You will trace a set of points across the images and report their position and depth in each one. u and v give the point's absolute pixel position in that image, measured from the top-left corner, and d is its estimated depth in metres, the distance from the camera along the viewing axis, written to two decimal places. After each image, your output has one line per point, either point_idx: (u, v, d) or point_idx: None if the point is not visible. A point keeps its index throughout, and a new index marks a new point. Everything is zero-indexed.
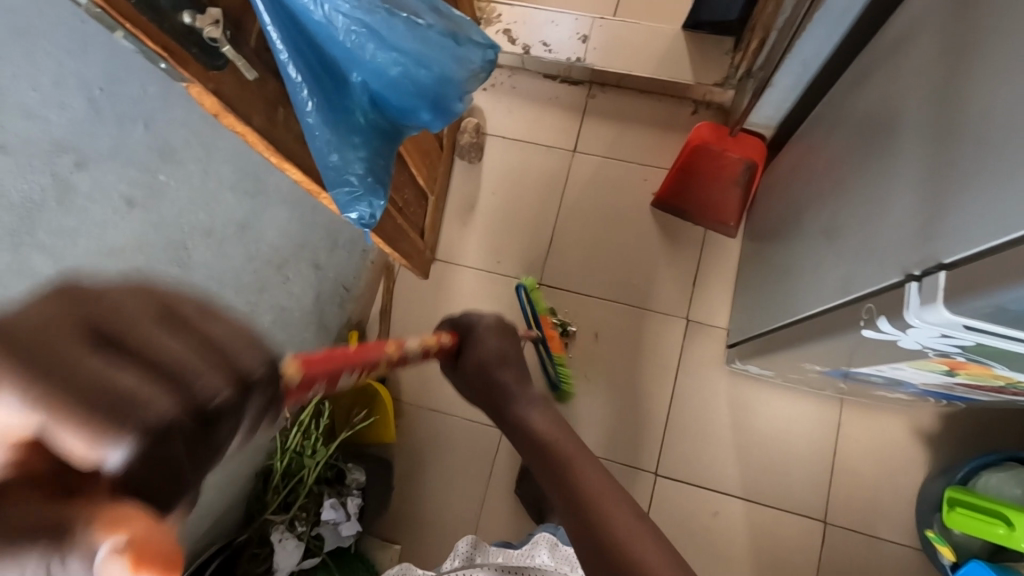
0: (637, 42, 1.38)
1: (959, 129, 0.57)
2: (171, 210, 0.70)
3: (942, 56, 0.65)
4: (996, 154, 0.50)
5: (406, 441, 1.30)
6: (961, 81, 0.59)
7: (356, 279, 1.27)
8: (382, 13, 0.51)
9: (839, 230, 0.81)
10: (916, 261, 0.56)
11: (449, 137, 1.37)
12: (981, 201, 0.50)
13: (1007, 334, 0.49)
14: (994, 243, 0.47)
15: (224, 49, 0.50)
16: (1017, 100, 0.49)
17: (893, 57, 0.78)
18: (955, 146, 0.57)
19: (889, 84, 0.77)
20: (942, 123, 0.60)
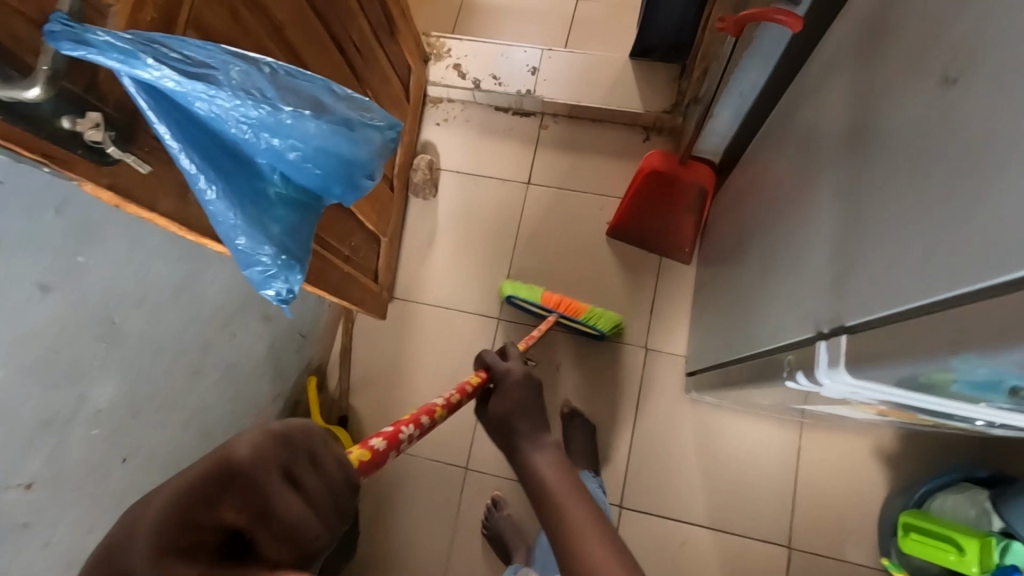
0: (586, 73, 1.39)
1: (858, 188, 0.57)
2: (93, 288, 0.69)
3: (849, 107, 0.65)
4: (886, 220, 0.50)
5: (372, 484, 1.28)
6: (863, 137, 0.59)
7: (313, 324, 1.26)
8: (265, 105, 0.52)
9: (775, 269, 0.81)
10: (827, 319, 0.56)
11: (402, 175, 1.35)
12: (874, 267, 0.50)
13: (917, 395, 0.48)
14: (880, 314, 0.47)
15: (110, 149, 0.49)
16: (899, 170, 0.50)
17: (813, 96, 0.79)
18: (858, 203, 0.56)
19: (810, 126, 0.78)
20: (856, 173, 0.59)
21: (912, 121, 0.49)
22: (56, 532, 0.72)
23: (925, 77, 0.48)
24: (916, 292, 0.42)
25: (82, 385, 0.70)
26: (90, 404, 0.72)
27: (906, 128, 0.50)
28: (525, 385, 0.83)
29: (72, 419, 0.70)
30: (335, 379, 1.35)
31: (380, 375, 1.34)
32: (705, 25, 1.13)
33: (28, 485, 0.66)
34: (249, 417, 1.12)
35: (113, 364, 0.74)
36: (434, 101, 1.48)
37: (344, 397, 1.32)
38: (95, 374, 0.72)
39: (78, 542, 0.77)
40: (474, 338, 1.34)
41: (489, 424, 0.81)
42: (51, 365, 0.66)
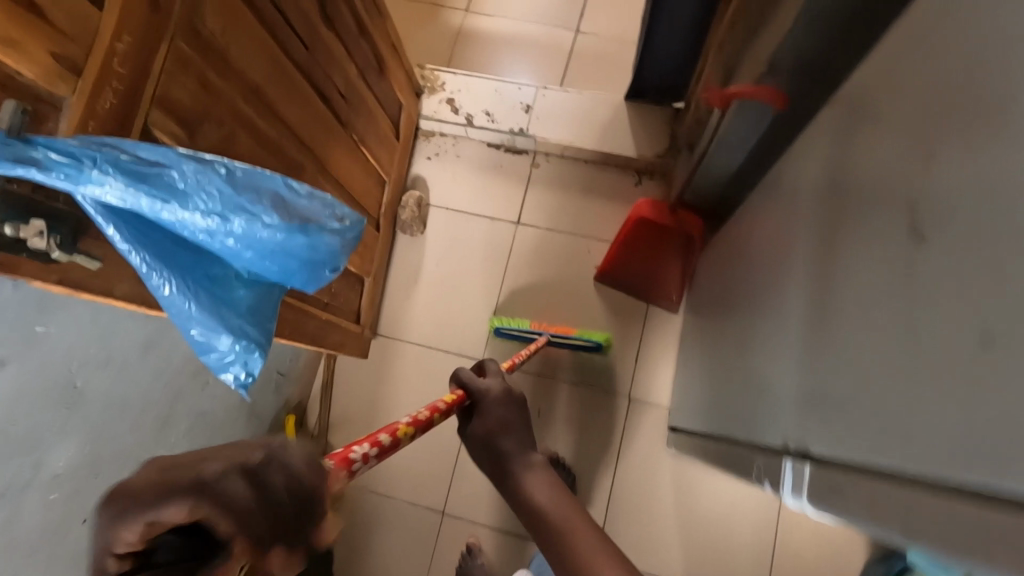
0: (580, 114, 1.38)
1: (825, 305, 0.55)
2: (53, 356, 0.67)
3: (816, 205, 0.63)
4: (844, 349, 0.49)
5: (347, 526, 1.27)
6: (825, 249, 0.57)
7: (292, 362, 1.24)
8: (216, 218, 0.51)
9: (750, 349, 0.80)
10: (794, 438, 0.55)
11: (389, 213, 1.33)
12: (835, 402, 0.48)
13: None
14: (839, 458, 0.46)
15: (56, 253, 0.47)
16: (854, 301, 0.49)
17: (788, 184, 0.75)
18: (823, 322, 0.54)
19: (786, 209, 0.76)
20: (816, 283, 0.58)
21: (863, 252, 0.48)
22: None
23: (877, 211, 0.46)
24: (875, 457, 0.40)
25: (38, 453, 0.69)
26: (47, 470, 0.71)
27: (869, 257, 0.48)
28: (508, 403, 0.64)
29: (28, 487, 0.69)
30: (315, 416, 1.33)
31: (360, 413, 1.32)
32: (700, 78, 1.12)
33: None
34: None
35: (73, 428, 0.73)
36: (426, 134, 1.47)
37: (322, 435, 1.31)
38: (53, 440, 0.70)
39: None
40: None
41: (473, 449, 0.61)
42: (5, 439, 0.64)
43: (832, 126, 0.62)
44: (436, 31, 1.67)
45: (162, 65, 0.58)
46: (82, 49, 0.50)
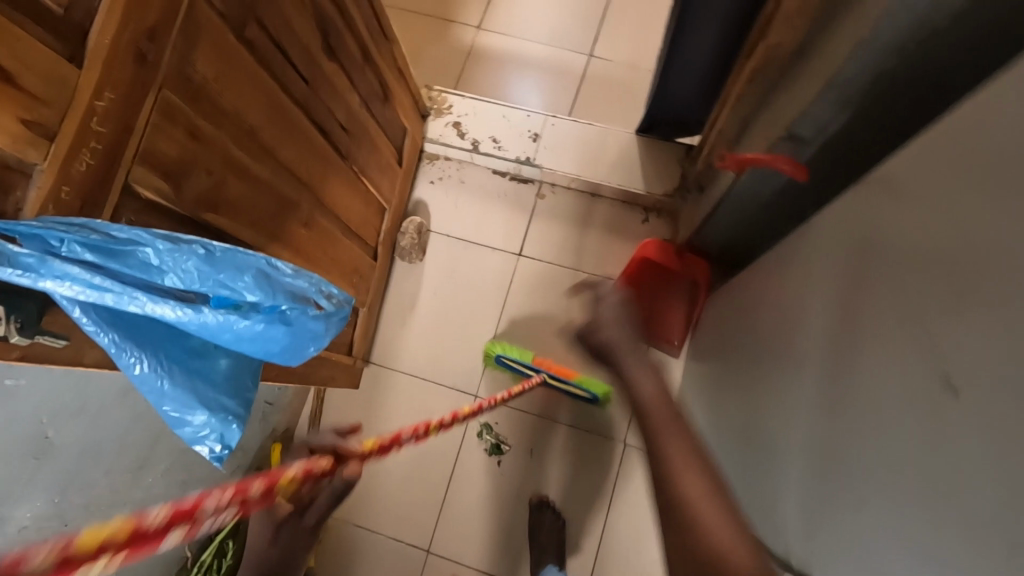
0: (589, 146, 1.35)
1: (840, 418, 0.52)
2: (23, 410, 0.64)
3: (831, 295, 0.60)
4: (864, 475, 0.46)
5: (328, 558, 1.24)
6: (841, 351, 0.54)
7: (280, 391, 1.21)
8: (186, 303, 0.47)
9: (749, 429, 0.77)
10: (795, 558, 0.54)
11: (388, 239, 1.29)
12: (852, 536, 0.45)
13: None
14: None
15: (15, 338, 0.43)
16: (872, 417, 0.46)
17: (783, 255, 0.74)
18: (836, 427, 0.51)
19: (797, 285, 0.73)
20: (829, 384, 0.54)
21: (888, 369, 0.44)
22: None
23: (910, 331, 0.43)
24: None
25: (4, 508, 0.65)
26: (12, 523, 0.67)
27: (894, 385, 0.44)
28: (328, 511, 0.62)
29: None
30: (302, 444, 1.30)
31: None
32: (715, 124, 1.08)
33: None
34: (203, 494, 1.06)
35: (40, 480, 0.69)
36: (430, 157, 1.43)
37: None
38: (19, 493, 0.67)
39: None
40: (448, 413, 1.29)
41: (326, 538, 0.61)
42: None
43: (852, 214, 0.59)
44: (446, 49, 1.63)
45: (147, 118, 0.54)
46: (59, 112, 0.46)
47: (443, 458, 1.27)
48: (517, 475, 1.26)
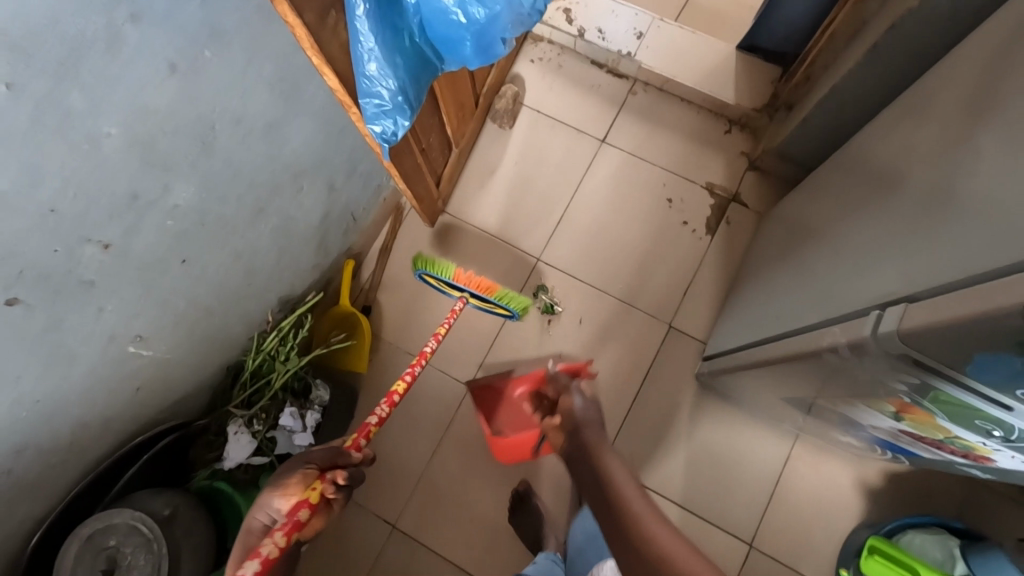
0: (690, 52, 1.38)
1: (953, 194, 0.59)
2: (207, 88, 0.72)
3: (959, 114, 0.66)
4: (987, 215, 0.52)
5: (377, 373, 1.34)
6: (967, 139, 0.62)
7: (365, 211, 1.28)
8: None
9: (811, 268, 0.86)
10: (887, 294, 0.60)
11: (489, 98, 1.39)
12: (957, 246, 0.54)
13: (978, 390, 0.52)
14: (996, 270, 0.47)
15: None
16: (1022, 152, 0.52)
17: (909, 105, 0.82)
18: (946, 210, 0.59)
19: (897, 141, 0.80)
20: (949, 174, 0.62)
21: None
22: (110, 303, 0.75)
23: None
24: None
25: (168, 177, 0.74)
26: (170, 197, 0.76)
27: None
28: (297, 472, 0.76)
29: (153, 204, 0.74)
30: (369, 270, 1.39)
31: (412, 280, 1.38)
32: (825, 31, 1.12)
33: (106, 246, 0.70)
34: (286, 277, 1.12)
35: (199, 169, 0.78)
36: (535, 38, 1.48)
37: (374, 289, 1.37)
38: (181, 170, 0.75)
39: (124, 321, 0.79)
40: (509, 270, 1.37)
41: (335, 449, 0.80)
42: (153, 146, 0.69)
43: (997, 46, 0.66)
44: None
45: None
46: None
47: None
48: (563, 339, 1.34)
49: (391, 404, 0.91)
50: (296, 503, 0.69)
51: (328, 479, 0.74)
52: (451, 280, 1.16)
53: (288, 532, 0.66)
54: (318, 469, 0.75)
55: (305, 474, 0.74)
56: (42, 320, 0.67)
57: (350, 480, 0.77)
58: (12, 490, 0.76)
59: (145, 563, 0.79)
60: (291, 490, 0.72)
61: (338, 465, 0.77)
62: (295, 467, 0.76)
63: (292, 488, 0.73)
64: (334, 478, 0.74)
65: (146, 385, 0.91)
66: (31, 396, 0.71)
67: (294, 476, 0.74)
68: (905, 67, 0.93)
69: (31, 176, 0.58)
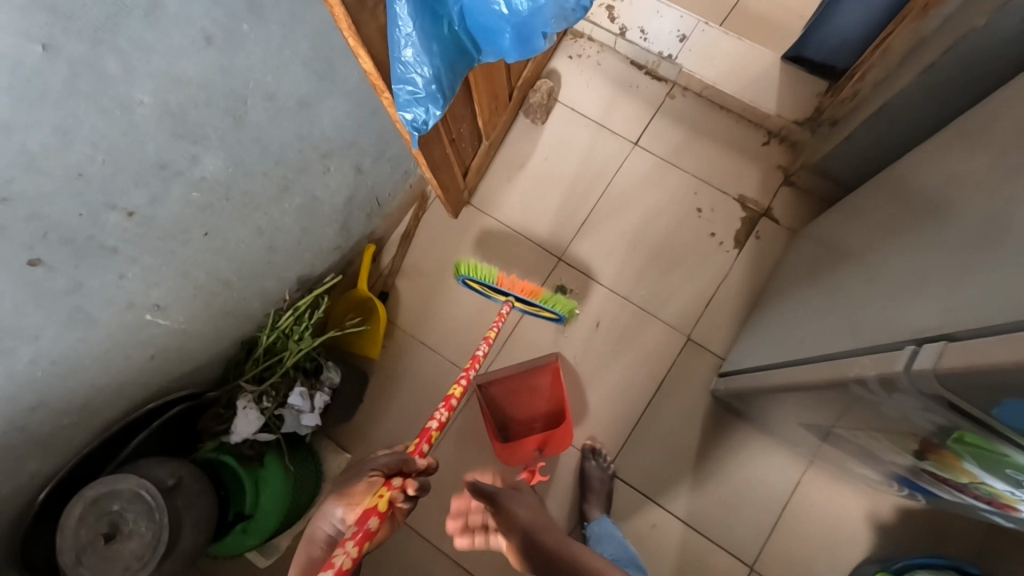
0: (735, 58, 1.34)
1: (1006, 230, 0.56)
2: (242, 60, 0.71)
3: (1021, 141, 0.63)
4: None
5: (389, 359, 1.34)
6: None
7: (390, 196, 1.27)
8: None
9: (842, 294, 0.82)
10: (924, 329, 0.57)
11: (523, 91, 1.37)
12: (1004, 285, 0.51)
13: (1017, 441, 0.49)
14: None
15: None
16: None
17: (963, 130, 0.78)
18: (995, 247, 0.56)
19: (946, 168, 0.76)
20: (1004, 207, 0.58)
21: None
22: (131, 270, 0.76)
23: None
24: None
25: (197, 148, 0.73)
26: (197, 169, 0.76)
27: None
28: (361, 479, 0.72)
29: (180, 174, 0.73)
30: (389, 256, 1.38)
31: (431, 269, 1.37)
32: (878, 47, 1.07)
33: (130, 213, 0.70)
34: (307, 257, 1.12)
35: (227, 142, 0.77)
36: (575, 33, 1.45)
37: (393, 275, 1.36)
38: (210, 142, 0.75)
39: (143, 289, 0.80)
40: (530, 267, 1.36)
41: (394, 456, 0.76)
42: (184, 116, 0.69)
43: None
44: None
45: None
46: None
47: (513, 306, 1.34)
48: (578, 341, 1.32)
49: (449, 410, 0.89)
50: (365, 510, 0.66)
51: (396, 486, 0.69)
52: (495, 284, 1.15)
53: (359, 543, 0.62)
54: (383, 476, 0.72)
55: (371, 482, 0.70)
56: (63, 281, 0.68)
57: (418, 490, 0.73)
58: (24, 445, 0.77)
59: (147, 530, 0.79)
60: (356, 501, 0.68)
61: (405, 472, 0.74)
62: (357, 475, 0.72)
63: (357, 497, 0.69)
64: (402, 486, 0.70)
65: (160, 354, 0.92)
66: (47, 355, 0.72)
67: (359, 484, 0.70)
68: (964, 87, 0.89)
69: (60, 138, 0.57)
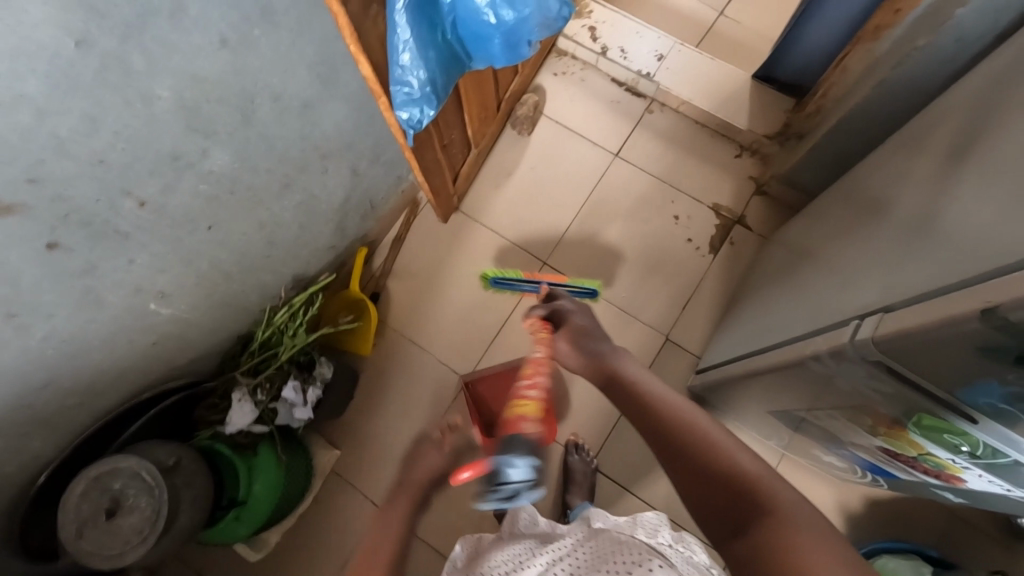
0: (709, 76, 1.43)
1: (937, 218, 0.63)
2: (253, 63, 0.77)
3: (953, 142, 0.71)
4: (959, 236, 0.57)
5: (379, 358, 1.38)
6: (954, 167, 0.67)
7: (384, 200, 1.33)
8: None
9: (804, 286, 0.89)
10: (867, 307, 0.63)
11: (511, 104, 1.45)
12: (934, 260, 0.58)
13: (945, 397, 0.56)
14: (963, 282, 0.51)
15: None
16: (1007, 177, 0.55)
17: (907, 137, 0.87)
18: (927, 233, 0.63)
19: (892, 170, 0.84)
20: (937, 198, 0.66)
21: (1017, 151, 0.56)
22: (141, 256, 0.80)
23: None
24: (996, 264, 0.49)
25: (208, 143, 0.79)
26: (207, 162, 0.81)
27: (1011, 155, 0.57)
28: None
29: (191, 167, 0.79)
30: (381, 259, 1.43)
31: (421, 272, 1.42)
32: (838, 66, 1.16)
33: (143, 202, 0.75)
34: (303, 254, 1.17)
35: (235, 138, 0.83)
36: (560, 51, 1.54)
37: (384, 277, 1.41)
38: (220, 138, 0.80)
39: (151, 276, 0.84)
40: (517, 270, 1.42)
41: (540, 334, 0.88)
42: (198, 111, 0.74)
43: (992, 84, 0.70)
44: None
45: None
46: None
47: (499, 308, 1.40)
48: None
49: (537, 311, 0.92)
50: None
51: None
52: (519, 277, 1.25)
53: None
54: None
55: None
56: (79, 263, 0.72)
57: None
58: (29, 423, 0.80)
59: (146, 506, 0.82)
60: None
61: None
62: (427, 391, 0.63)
63: None
64: None
65: (161, 342, 0.95)
66: (58, 334, 0.76)
67: None
68: (914, 102, 0.98)
69: (88, 126, 0.63)
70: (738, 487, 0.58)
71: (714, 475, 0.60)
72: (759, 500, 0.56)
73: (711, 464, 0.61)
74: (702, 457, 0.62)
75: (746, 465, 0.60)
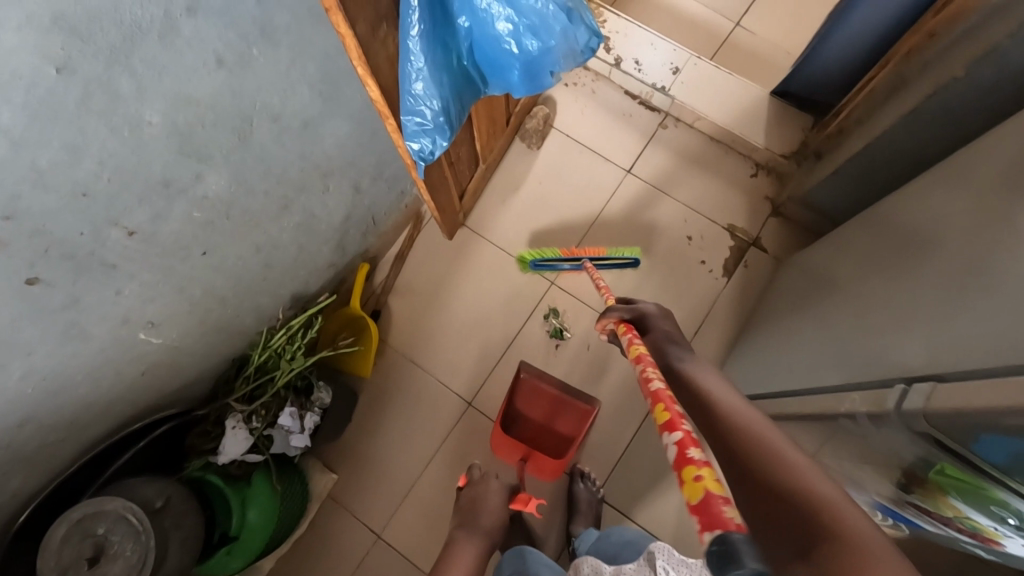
0: (727, 91, 1.37)
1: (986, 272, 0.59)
2: (251, 83, 0.72)
3: (1000, 185, 0.66)
4: (1014, 298, 0.52)
5: (379, 379, 1.33)
6: (1004, 214, 0.62)
7: (386, 216, 1.28)
8: None
9: (829, 326, 0.85)
10: (915, 372, 0.59)
11: (520, 117, 1.40)
12: (987, 323, 0.54)
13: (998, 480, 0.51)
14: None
15: None
16: None
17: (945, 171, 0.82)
18: (975, 288, 0.59)
19: (928, 207, 0.79)
20: (983, 249, 0.62)
21: None
22: (129, 287, 0.75)
23: None
24: None
25: (202, 167, 0.74)
26: (201, 187, 0.76)
27: None
28: None
29: (183, 193, 0.74)
30: (382, 275, 1.39)
31: (423, 289, 1.38)
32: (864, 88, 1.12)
33: (131, 232, 0.70)
34: (302, 274, 1.12)
35: (231, 161, 0.78)
36: None
37: (385, 294, 1.37)
38: (214, 162, 0.75)
39: (139, 306, 0.79)
40: (522, 289, 1.37)
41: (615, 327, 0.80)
42: (191, 135, 0.69)
43: None
44: None
45: None
46: None
47: (504, 329, 1.35)
48: (569, 365, 1.33)
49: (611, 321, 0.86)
50: None
51: None
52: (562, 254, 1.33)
53: None
54: None
55: None
56: (61, 297, 0.67)
57: None
58: (8, 463, 0.75)
59: (132, 553, 0.78)
60: None
61: None
62: None
63: None
64: None
65: (151, 371, 0.91)
66: (39, 372, 0.70)
67: None
68: (947, 132, 0.93)
69: (71, 155, 0.58)
70: (808, 510, 0.40)
71: (784, 494, 0.42)
72: (832, 528, 0.38)
73: (777, 471, 0.44)
74: (774, 474, 0.44)
75: (821, 487, 0.42)
